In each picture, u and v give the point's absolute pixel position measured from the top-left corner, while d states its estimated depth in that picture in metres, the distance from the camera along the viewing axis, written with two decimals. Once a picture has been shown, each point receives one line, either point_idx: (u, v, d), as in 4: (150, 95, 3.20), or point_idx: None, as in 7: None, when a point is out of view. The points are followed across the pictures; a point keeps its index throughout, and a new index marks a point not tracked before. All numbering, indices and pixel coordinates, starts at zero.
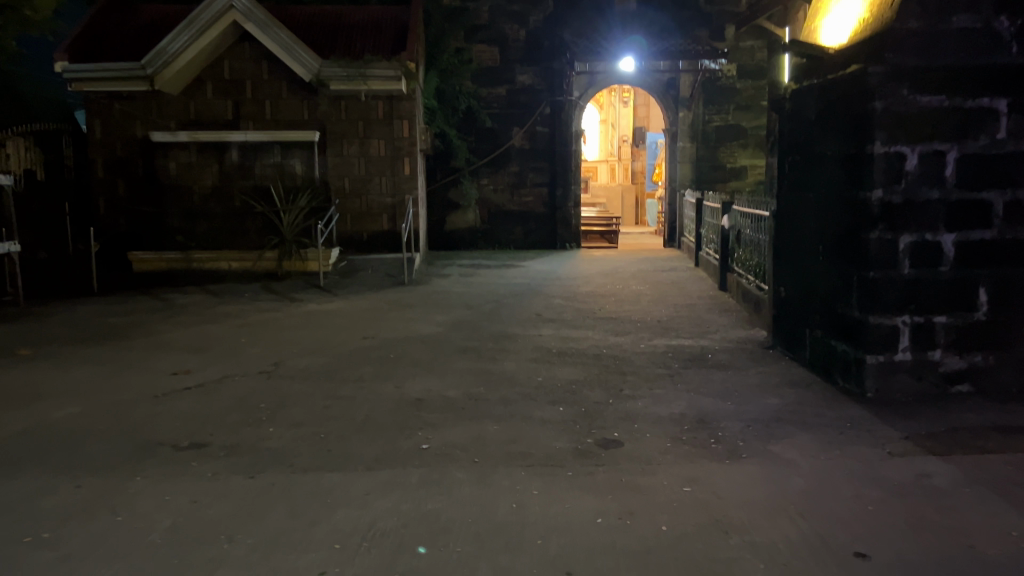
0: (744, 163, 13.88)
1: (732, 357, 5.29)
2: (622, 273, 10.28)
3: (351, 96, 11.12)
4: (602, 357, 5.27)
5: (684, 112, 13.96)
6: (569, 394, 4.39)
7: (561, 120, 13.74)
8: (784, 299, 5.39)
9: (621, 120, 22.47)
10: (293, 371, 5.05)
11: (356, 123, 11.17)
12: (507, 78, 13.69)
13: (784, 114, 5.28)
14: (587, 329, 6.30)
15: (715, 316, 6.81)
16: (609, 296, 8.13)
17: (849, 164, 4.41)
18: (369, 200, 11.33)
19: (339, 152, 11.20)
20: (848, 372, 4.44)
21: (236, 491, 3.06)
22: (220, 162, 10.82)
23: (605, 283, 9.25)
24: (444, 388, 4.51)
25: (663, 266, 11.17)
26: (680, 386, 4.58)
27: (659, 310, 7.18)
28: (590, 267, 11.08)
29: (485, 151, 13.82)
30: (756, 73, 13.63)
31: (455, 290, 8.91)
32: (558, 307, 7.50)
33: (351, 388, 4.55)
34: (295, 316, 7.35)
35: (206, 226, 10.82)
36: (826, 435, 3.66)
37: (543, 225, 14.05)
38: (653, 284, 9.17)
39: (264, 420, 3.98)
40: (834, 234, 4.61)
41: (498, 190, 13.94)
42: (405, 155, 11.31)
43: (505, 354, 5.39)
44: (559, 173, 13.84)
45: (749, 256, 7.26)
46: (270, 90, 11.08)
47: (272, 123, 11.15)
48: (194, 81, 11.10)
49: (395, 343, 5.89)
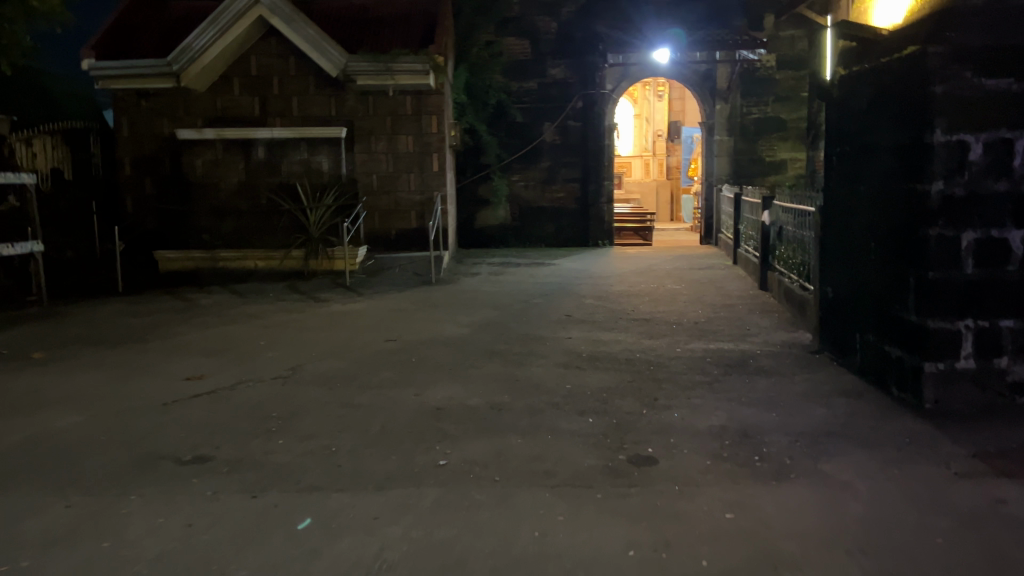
0: (784, 156, 13.47)
1: (775, 363, 4.95)
2: (656, 271, 9.94)
3: (379, 92, 10.91)
4: (635, 362, 4.96)
5: (721, 104, 13.57)
6: (599, 403, 4.09)
7: (594, 114, 13.40)
8: (832, 301, 5.03)
9: (656, 114, 22.03)
10: (310, 376, 4.82)
11: (384, 119, 10.97)
12: (539, 71, 13.40)
13: (833, 102, 4.92)
14: (620, 331, 5.99)
15: (755, 317, 6.46)
16: (643, 296, 7.81)
17: (905, 154, 4.04)
18: (398, 196, 11.14)
19: (368, 148, 11.01)
20: (904, 381, 4.07)
21: (235, 513, 2.81)
22: (246, 159, 10.56)
23: (638, 282, 8.92)
24: (466, 396, 4.24)
25: (699, 263, 10.80)
26: (719, 395, 4.26)
27: (696, 310, 6.84)
28: (624, 265, 10.75)
29: (516, 147, 13.54)
30: (797, 63, 13.16)
31: (483, 289, 8.65)
32: (589, 307, 7.20)
33: (368, 396, 4.31)
34: (317, 316, 7.13)
35: (232, 225, 10.58)
36: (884, 451, 3.32)
37: (575, 221, 13.74)
38: (688, 282, 8.83)
39: (274, 431, 3.74)
40: (887, 230, 4.24)
41: (529, 186, 13.65)
42: (434, 151, 11.08)
43: (532, 359, 5.11)
44: (592, 169, 13.51)
45: (791, 254, 6.89)
46: (297, 86, 10.92)
47: (299, 120, 11.01)
48: (221, 78, 10.99)
49: (418, 346, 5.63)
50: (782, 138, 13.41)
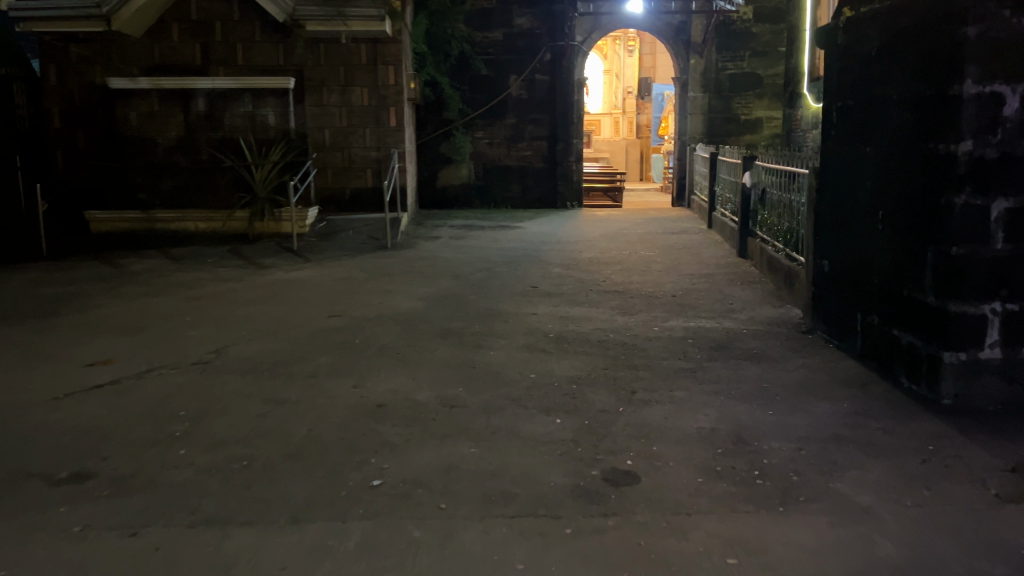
0: (759, 115, 12.88)
1: (764, 345, 4.40)
2: (627, 236, 9.38)
3: (331, 40, 10.18)
4: (609, 345, 4.39)
5: (695, 59, 12.84)
6: (568, 398, 3.51)
7: (562, 68, 12.66)
8: (828, 275, 4.47)
9: (627, 70, 21.19)
10: (234, 362, 4.17)
11: (337, 69, 10.23)
12: (504, 21, 12.60)
13: (836, 49, 4.31)
14: (591, 306, 5.41)
15: (737, 290, 5.92)
16: (614, 264, 7.23)
17: (925, 107, 3.45)
18: (352, 152, 10.45)
19: (319, 100, 10.28)
20: (918, 373, 3.54)
21: (103, 562, 2.20)
22: (186, 112, 9.74)
23: (609, 247, 8.36)
24: (413, 389, 3.64)
25: (672, 227, 10.25)
26: (705, 386, 3.70)
27: (672, 281, 6.27)
28: (594, 229, 10.15)
29: (480, 102, 12.80)
30: (774, 16, 12.60)
31: (443, 255, 8.01)
32: (557, 277, 6.60)
33: (299, 389, 3.68)
34: (257, 287, 6.45)
35: (171, 183, 9.78)
36: (908, 465, 2.78)
37: (542, 181, 13.08)
38: (662, 248, 8.27)
39: (176, 438, 3.10)
40: (901, 197, 3.67)
41: (494, 144, 12.93)
42: (391, 105, 10.37)
43: (491, 340, 4.51)
44: (560, 125, 12.80)
45: (776, 220, 6.34)
46: (242, 33, 10.09)
47: (245, 69, 10.20)
48: (158, 23, 10.08)
49: (364, 323, 5.00)
50: (758, 95, 12.83)
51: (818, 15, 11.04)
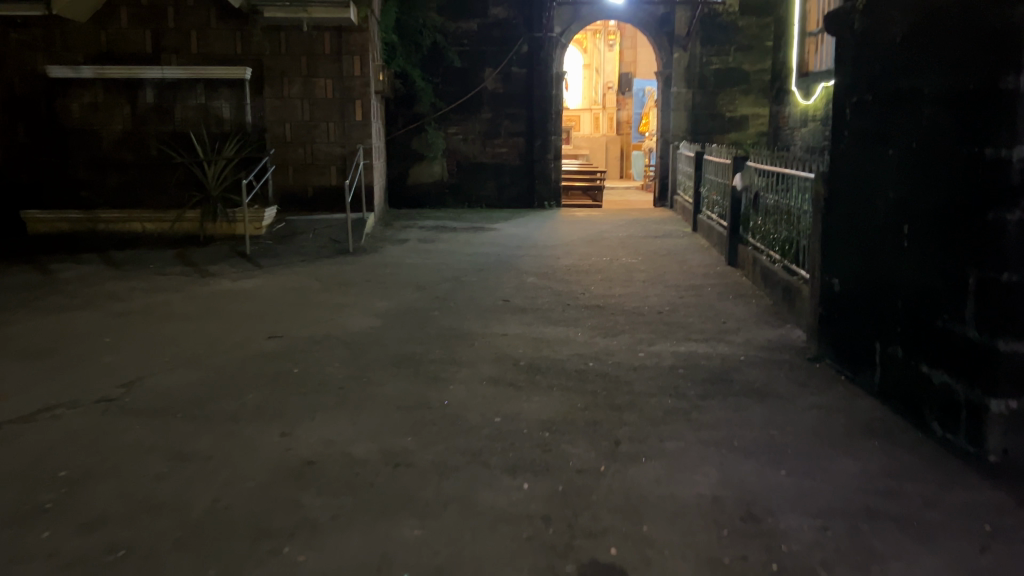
0: (745, 112, 12.34)
1: (767, 377, 3.82)
2: (608, 240, 8.81)
3: (292, 28, 9.54)
4: (588, 377, 3.78)
5: (679, 52, 12.24)
6: (539, 453, 2.90)
7: (539, 60, 12.04)
8: (838, 297, 3.90)
9: (607, 65, 20.83)
10: (143, 402, 3.51)
11: (299, 59, 9.60)
12: (479, 10, 11.95)
13: (850, 37, 3.74)
14: (568, 326, 4.80)
15: (730, 305, 5.34)
16: (594, 273, 6.64)
17: (967, 104, 2.89)
18: (315, 149, 9.82)
19: (279, 92, 9.66)
20: (955, 421, 2.96)
21: None
22: (133, 103, 9.02)
23: (588, 253, 7.76)
24: (352, 439, 3.01)
25: (655, 230, 9.70)
26: (703, 434, 3.10)
27: (658, 294, 5.69)
28: (572, 232, 9.55)
29: (454, 95, 12.15)
30: (761, 8, 12.05)
31: (409, 261, 7.39)
32: (531, 288, 6.00)
33: (212, 441, 3.04)
34: (196, 299, 5.78)
35: (118, 180, 9.08)
36: (964, 556, 2.20)
37: (518, 180, 12.47)
38: (646, 254, 7.70)
39: (41, 515, 2.45)
40: (935, 210, 3.09)
41: (468, 140, 12.30)
42: (356, 98, 9.76)
43: (451, 371, 3.89)
44: (537, 121, 12.19)
45: (770, 226, 5.79)
46: (196, 20, 9.40)
47: (199, 59, 9.50)
48: (104, 8, 9.34)
49: (308, 348, 4.36)
50: (745, 91, 12.29)
51: (807, 8, 10.57)
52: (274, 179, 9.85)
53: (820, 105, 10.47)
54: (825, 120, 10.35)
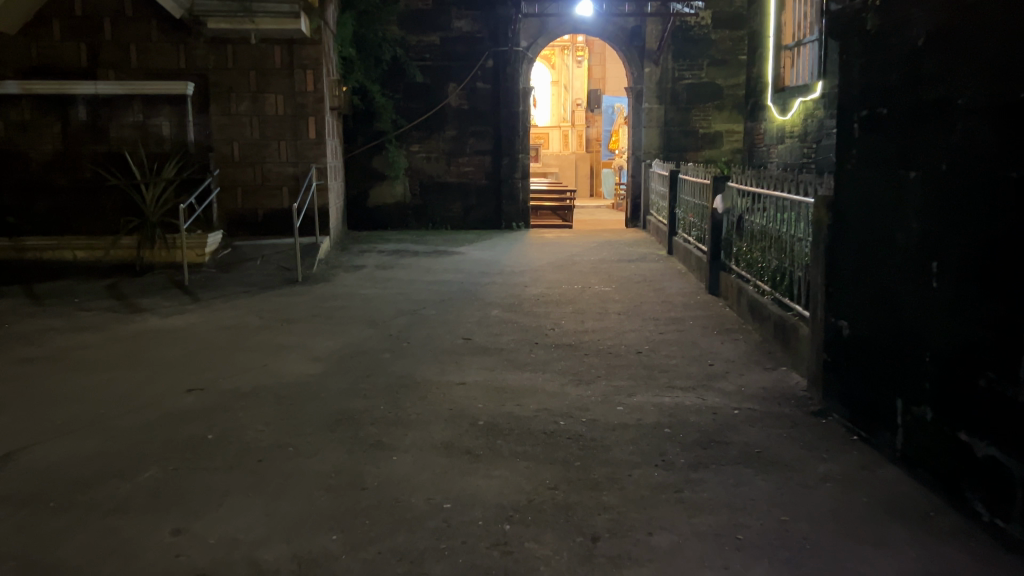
0: (719, 129, 11.91)
1: (767, 437, 3.27)
2: (579, 265, 8.27)
3: (239, 41, 8.94)
4: (558, 441, 3.19)
5: (650, 67, 11.83)
6: (496, 556, 2.30)
7: (505, 75, 11.51)
8: (848, 342, 3.37)
9: (576, 82, 20.22)
10: (13, 485, 2.85)
11: (248, 73, 8.99)
12: (442, 23, 11.42)
13: (859, 42, 3.23)
14: (535, 371, 4.21)
15: (716, 343, 4.79)
16: (565, 305, 6.07)
17: (1010, 117, 2.38)
18: (265, 168, 9.19)
19: (226, 109, 9.03)
20: (1006, 504, 2.42)
21: None
22: (64, 120, 8.30)
23: (558, 281, 7.19)
24: (263, 540, 2.40)
25: (629, 253, 9.19)
26: (699, 522, 2.52)
27: (635, 330, 5.13)
28: (541, 256, 8.98)
29: (416, 112, 11.59)
30: (734, 22, 11.65)
31: (364, 292, 6.78)
32: (495, 324, 5.40)
33: (84, 546, 2.40)
34: (116, 341, 5.11)
35: (47, 205, 8.31)
36: None
37: (484, 200, 11.90)
38: (620, 281, 7.16)
39: None
40: (971, 245, 2.57)
41: (432, 158, 11.72)
42: (309, 114, 9.17)
43: (395, 435, 3.27)
44: (503, 139, 11.64)
45: (756, 254, 5.28)
46: (136, 32, 8.75)
47: (139, 73, 8.85)
48: (36, 20, 8.67)
49: (232, 406, 3.72)
50: (718, 107, 11.86)
51: (783, 20, 10.44)
52: (221, 201, 9.17)
53: (797, 120, 10.18)
54: (803, 136, 10.03)
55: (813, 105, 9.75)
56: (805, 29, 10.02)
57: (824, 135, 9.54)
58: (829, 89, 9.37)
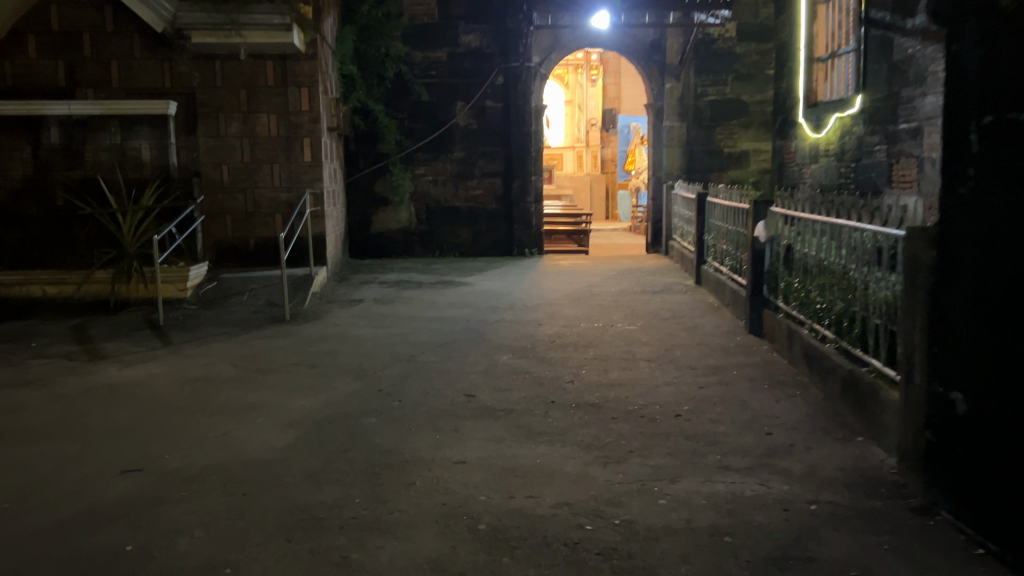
0: (745, 148, 11.15)
1: (861, 551, 2.47)
2: (599, 298, 7.49)
3: (229, 57, 8.27)
4: (583, 558, 2.40)
5: (671, 83, 11.13)
6: None
7: (516, 93, 10.81)
8: (966, 423, 2.56)
9: (591, 101, 19.67)
10: None
11: (238, 92, 8.32)
12: (449, 38, 10.74)
13: (982, 31, 2.48)
14: (552, 443, 3.42)
15: (769, 403, 3.98)
16: (586, 349, 5.28)
17: None
18: (257, 194, 8.49)
19: (215, 131, 8.35)
20: None
21: None
22: (36, 144, 7.63)
23: (576, 318, 6.40)
24: None
25: (652, 283, 8.41)
26: None
27: (670, 383, 4.33)
28: (556, 288, 8.20)
29: (422, 132, 10.87)
30: (760, 34, 10.92)
31: (357, 332, 6.01)
32: (504, 375, 4.61)
33: None
34: (60, 399, 4.36)
35: (17, 236, 7.59)
36: None
37: (495, 225, 11.15)
38: (646, 318, 6.36)
39: None
40: None
41: (439, 181, 11.00)
42: (304, 135, 8.48)
43: (369, 548, 2.49)
44: (515, 160, 10.92)
45: (811, 291, 4.49)
46: (118, 48, 8.10)
47: (122, 93, 8.18)
48: (11, 37, 8.05)
49: (169, 499, 2.95)
50: (744, 125, 11.11)
51: (814, 31, 9.75)
52: (209, 230, 8.46)
53: (833, 138, 9.41)
54: (840, 155, 9.26)
55: (852, 121, 8.97)
56: (839, 39, 9.34)
57: (865, 153, 8.78)
58: (869, 103, 8.61)
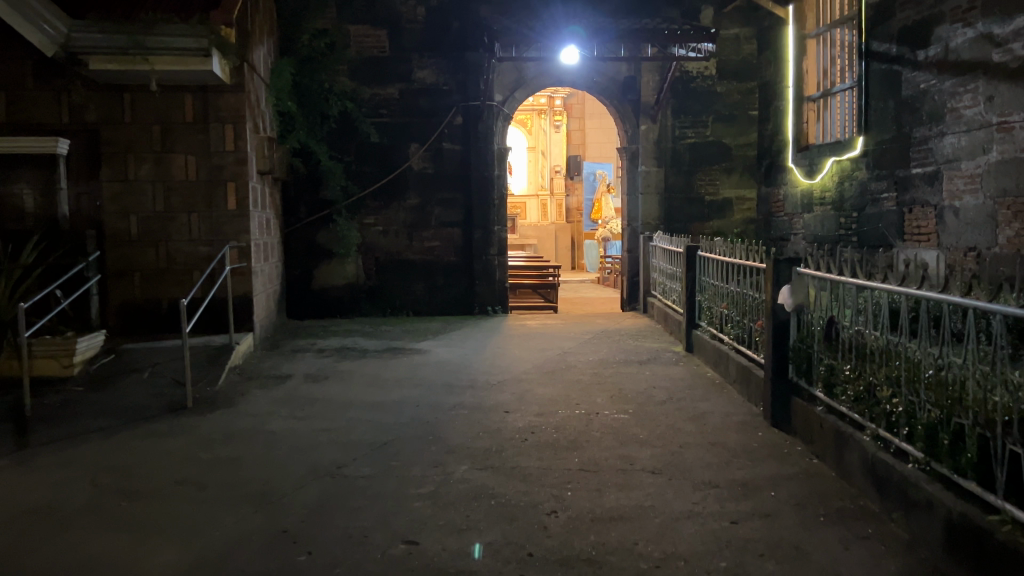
0: (728, 195, 10.14)
1: None
2: (576, 371, 6.29)
3: (139, 88, 7.04)
4: None
5: (646, 124, 10.10)
6: None
7: (476, 134, 9.72)
8: None
9: (553, 147, 18.47)
10: None
11: (150, 129, 7.08)
12: (401, 73, 9.62)
13: None
14: None
15: (840, 554, 2.79)
16: (570, 453, 4.04)
17: None
18: (172, 248, 7.20)
19: (122, 174, 7.08)
20: None
21: None
22: None
23: (553, 403, 5.17)
24: None
25: (635, 350, 7.24)
26: None
27: (691, 518, 3.12)
28: (525, 357, 6.98)
29: (372, 177, 9.69)
30: (743, 72, 10.02)
31: (274, 426, 4.72)
32: (460, 502, 3.36)
33: None
34: None
35: None
36: None
37: (454, 280, 9.93)
38: (638, 401, 5.16)
39: None
40: None
41: (390, 232, 9.79)
42: (228, 179, 7.24)
43: None
44: (475, 208, 9.78)
45: (874, 385, 3.35)
46: (4, 76, 6.81)
47: (9, 129, 6.88)
48: None
49: None
50: (727, 171, 10.12)
51: (804, 68, 8.85)
52: (113, 290, 7.13)
53: (829, 184, 8.45)
54: (840, 203, 8.27)
55: (852, 165, 7.97)
56: (833, 75, 8.46)
57: (869, 200, 7.79)
58: (873, 145, 7.64)
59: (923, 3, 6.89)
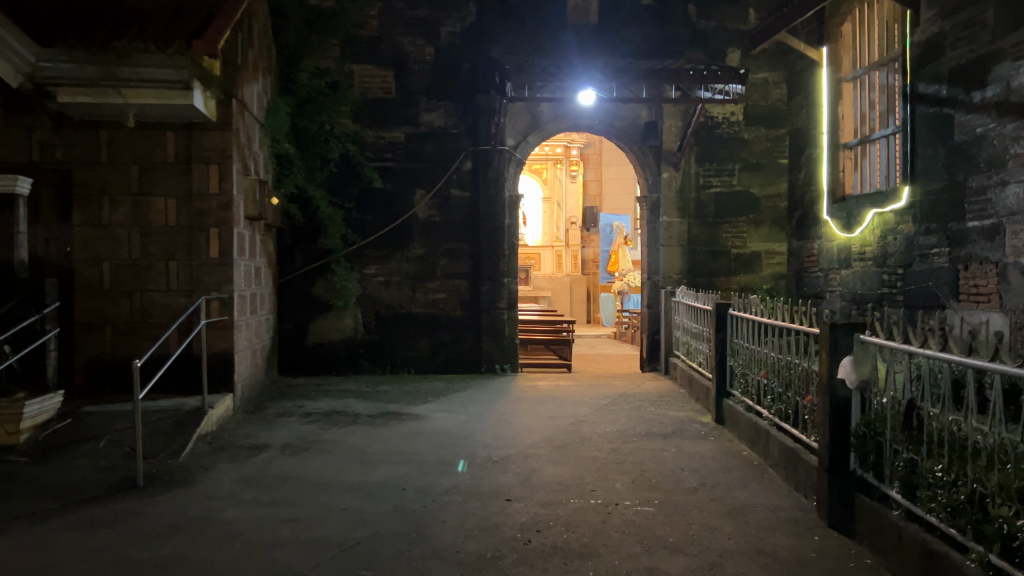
0: (756, 249, 9.41)
1: None
2: (593, 445, 5.49)
3: (116, 125, 6.46)
4: None
5: (669, 172, 9.38)
6: None
7: (486, 180, 9.09)
8: None
9: (570, 199, 17.87)
10: None
11: (127, 169, 6.48)
12: (408, 116, 9.05)
13: None
14: None
15: None
16: (584, 563, 3.26)
17: None
18: (147, 299, 6.53)
19: (94, 218, 6.46)
20: None
21: None
22: None
23: (565, 488, 4.38)
24: None
25: (659, 420, 6.44)
26: None
27: None
28: (534, 427, 6.19)
29: (373, 225, 9.06)
30: (771, 118, 9.38)
31: (231, 514, 3.96)
32: None
33: None
34: None
35: None
36: None
37: (459, 336, 9.19)
38: (666, 489, 4.36)
39: None
40: None
41: (393, 284, 9.11)
42: (211, 225, 6.60)
43: None
44: (484, 260, 9.10)
45: (984, 496, 2.57)
46: None
47: None
48: None
49: None
50: (755, 223, 9.41)
51: (840, 113, 8.20)
52: (80, 345, 6.46)
53: (870, 238, 7.72)
54: (883, 257, 7.53)
55: (897, 218, 7.26)
56: (873, 121, 7.83)
57: (917, 256, 7.06)
58: (922, 196, 6.92)
59: (978, 39, 6.25)
